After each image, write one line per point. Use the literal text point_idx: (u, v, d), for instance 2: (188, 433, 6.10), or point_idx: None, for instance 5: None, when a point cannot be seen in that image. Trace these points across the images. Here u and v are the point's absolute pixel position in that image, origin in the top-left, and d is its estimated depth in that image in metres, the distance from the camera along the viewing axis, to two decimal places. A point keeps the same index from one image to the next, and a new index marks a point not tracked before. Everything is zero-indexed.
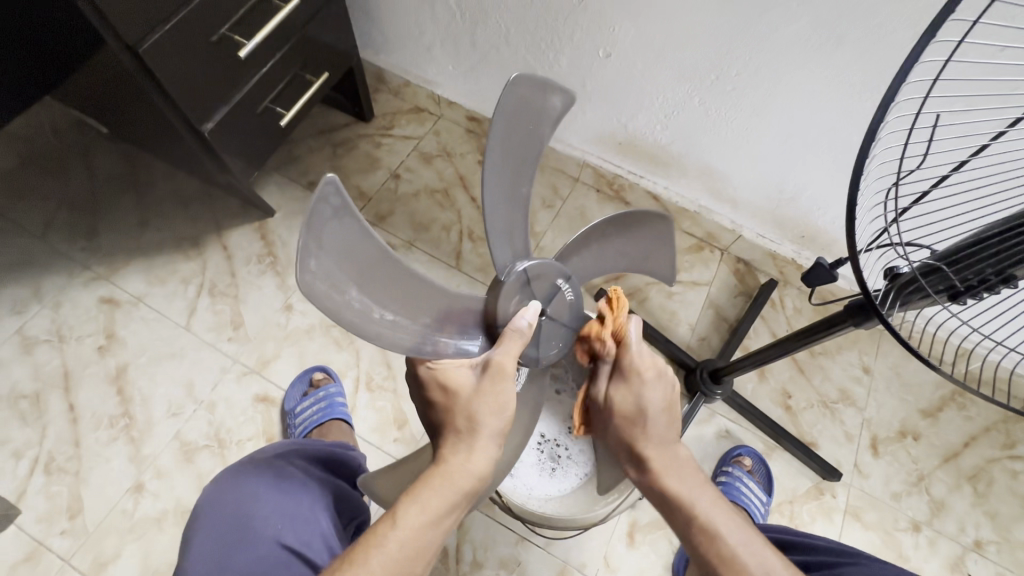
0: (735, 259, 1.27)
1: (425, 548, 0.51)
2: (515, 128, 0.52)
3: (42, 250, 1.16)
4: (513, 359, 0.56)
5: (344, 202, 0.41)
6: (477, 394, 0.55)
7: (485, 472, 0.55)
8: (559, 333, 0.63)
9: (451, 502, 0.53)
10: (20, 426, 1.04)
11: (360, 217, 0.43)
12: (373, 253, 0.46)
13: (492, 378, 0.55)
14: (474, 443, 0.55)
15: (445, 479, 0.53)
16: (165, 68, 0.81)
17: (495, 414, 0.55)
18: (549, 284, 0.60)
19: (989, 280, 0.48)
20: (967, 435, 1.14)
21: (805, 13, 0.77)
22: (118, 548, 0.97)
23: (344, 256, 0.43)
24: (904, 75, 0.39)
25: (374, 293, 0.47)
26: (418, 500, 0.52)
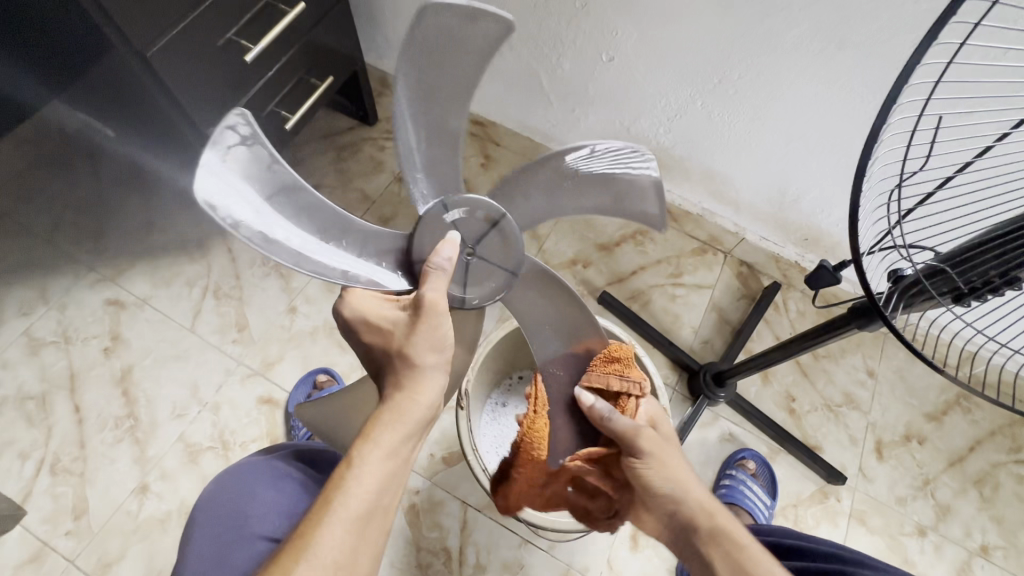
0: (738, 262, 1.25)
1: (388, 488, 0.48)
2: (439, 63, 0.54)
3: (48, 252, 1.16)
4: (445, 298, 0.54)
5: (253, 130, 0.48)
6: (412, 327, 0.52)
7: (434, 402, 0.53)
8: (495, 271, 0.60)
9: (405, 437, 0.50)
10: (26, 427, 1.04)
11: (268, 146, 0.50)
12: (278, 184, 0.51)
13: (423, 315, 0.52)
14: (416, 374, 0.52)
15: (398, 415, 0.50)
16: (171, 71, 0.82)
17: (432, 347, 0.53)
18: (479, 221, 0.58)
19: (995, 282, 0.48)
20: (972, 439, 1.13)
21: (806, 16, 0.77)
22: (123, 549, 0.98)
23: (251, 178, 0.49)
24: (904, 81, 0.39)
25: (287, 217, 0.52)
26: (376, 440, 0.49)
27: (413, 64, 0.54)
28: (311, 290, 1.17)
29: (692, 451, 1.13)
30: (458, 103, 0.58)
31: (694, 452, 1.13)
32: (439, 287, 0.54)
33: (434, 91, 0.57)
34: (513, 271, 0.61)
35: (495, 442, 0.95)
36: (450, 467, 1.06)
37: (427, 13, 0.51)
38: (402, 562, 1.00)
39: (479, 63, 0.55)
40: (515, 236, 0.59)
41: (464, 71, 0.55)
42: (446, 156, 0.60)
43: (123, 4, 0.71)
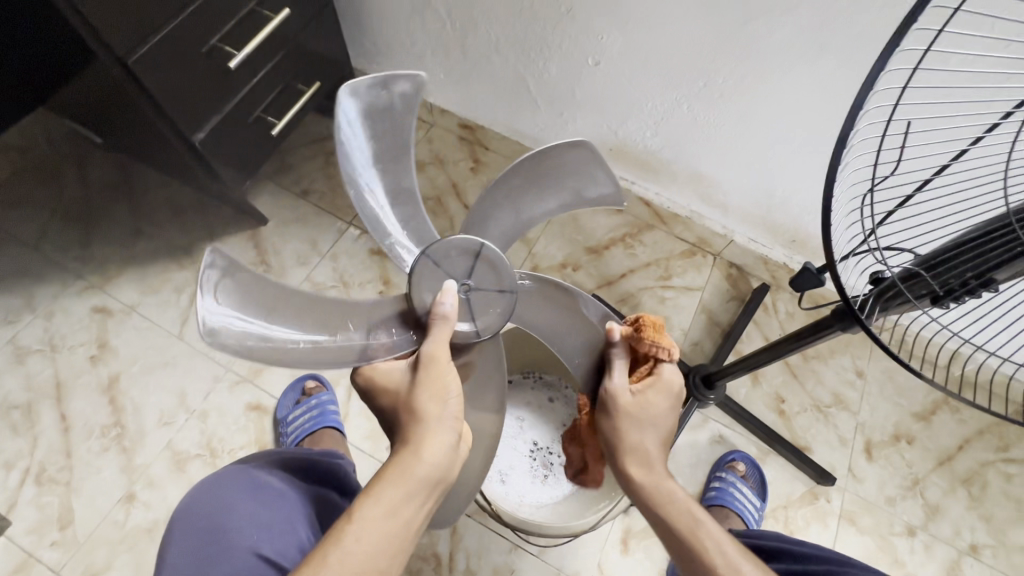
0: (727, 264, 1.26)
1: (386, 543, 0.48)
2: (379, 139, 0.61)
3: (34, 259, 1.16)
4: (444, 346, 0.57)
5: (232, 263, 0.52)
6: (417, 385, 0.55)
7: (444, 460, 0.53)
8: (494, 298, 0.61)
9: (407, 492, 0.51)
10: (11, 437, 1.03)
11: (248, 270, 0.54)
12: (272, 298, 0.56)
13: (425, 369, 0.56)
14: (425, 431, 0.54)
15: (401, 471, 0.51)
16: (155, 79, 0.82)
17: (437, 401, 0.55)
18: (462, 257, 0.60)
19: (969, 284, 0.49)
20: (961, 438, 1.14)
21: (788, 21, 0.78)
22: (110, 559, 0.97)
23: (244, 301, 0.53)
24: (870, 87, 0.39)
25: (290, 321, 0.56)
26: (378, 495, 0.50)
27: (359, 148, 0.61)
28: None
29: (683, 453, 1.13)
30: (403, 163, 0.63)
31: (684, 454, 1.13)
32: (439, 336, 0.57)
33: (380, 160, 0.62)
34: (507, 289, 0.61)
35: None
36: None
37: (346, 98, 0.58)
38: None
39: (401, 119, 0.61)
40: (500, 260, 0.61)
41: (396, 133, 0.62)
42: (416, 214, 0.65)
43: (105, 12, 0.71)
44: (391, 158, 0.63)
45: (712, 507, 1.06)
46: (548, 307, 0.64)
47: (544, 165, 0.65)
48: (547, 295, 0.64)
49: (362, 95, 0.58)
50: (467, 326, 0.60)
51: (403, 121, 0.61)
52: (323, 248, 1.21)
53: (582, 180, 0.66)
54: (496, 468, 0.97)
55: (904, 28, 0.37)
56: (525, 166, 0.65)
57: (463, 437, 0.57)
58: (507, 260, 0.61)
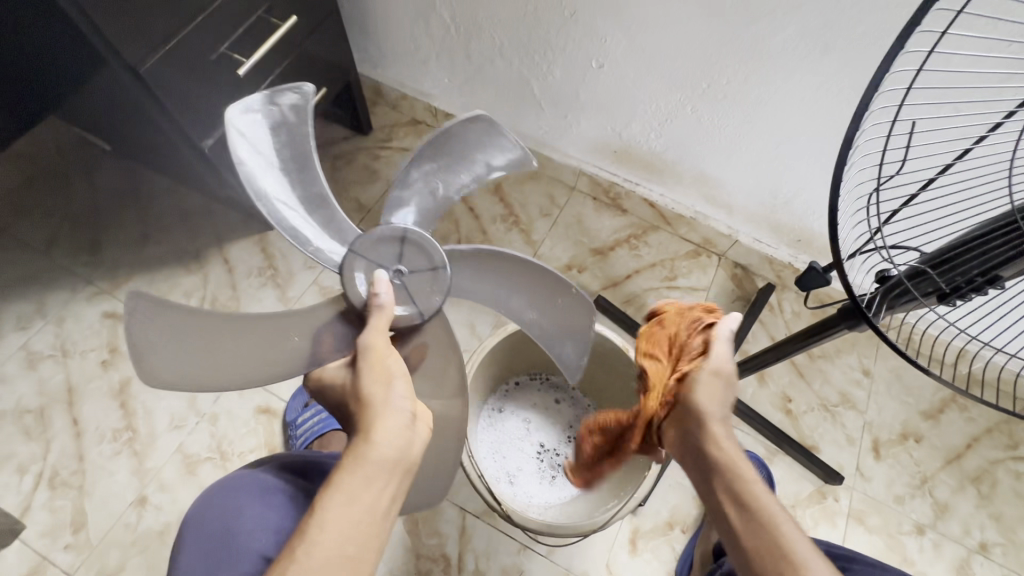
0: (732, 264, 1.26)
1: (354, 532, 0.47)
2: (273, 152, 0.59)
3: (45, 265, 1.17)
4: (381, 337, 0.57)
5: (150, 304, 0.57)
6: (358, 372, 0.56)
7: (397, 442, 0.52)
8: (428, 280, 0.61)
9: (365, 478, 0.50)
10: (24, 441, 1.04)
11: (177, 305, 0.58)
12: (209, 324, 0.59)
13: (364, 357, 0.56)
14: (376, 413, 0.53)
15: (357, 458, 0.50)
16: (164, 87, 0.83)
17: (383, 381, 0.55)
18: (389, 243, 0.61)
19: (976, 281, 0.49)
20: (969, 436, 1.14)
21: (792, 21, 0.78)
22: (122, 562, 0.98)
23: (178, 339, 0.58)
24: (875, 88, 0.40)
25: (229, 347, 0.60)
26: (337, 485, 0.49)
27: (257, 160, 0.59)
28: (308, 299, 1.18)
29: None
30: (302, 168, 0.61)
31: None
32: (376, 328, 0.57)
33: (276, 169, 0.60)
34: (438, 267, 0.61)
35: (491, 446, 0.99)
36: None
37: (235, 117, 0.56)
38: (401, 569, 1.00)
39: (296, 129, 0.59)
40: (424, 242, 0.61)
41: (291, 142, 0.59)
42: (330, 216, 0.62)
43: (117, 22, 0.72)
44: (296, 164, 0.60)
45: None
46: (485, 278, 0.63)
47: (450, 142, 0.74)
48: (479, 269, 0.63)
49: (248, 110, 0.57)
50: (404, 309, 0.60)
51: (300, 131, 0.59)
52: None
53: (485, 144, 0.75)
54: (503, 469, 0.98)
55: (909, 31, 0.38)
56: (428, 146, 0.75)
57: (421, 420, 0.56)
58: (431, 239, 0.61)
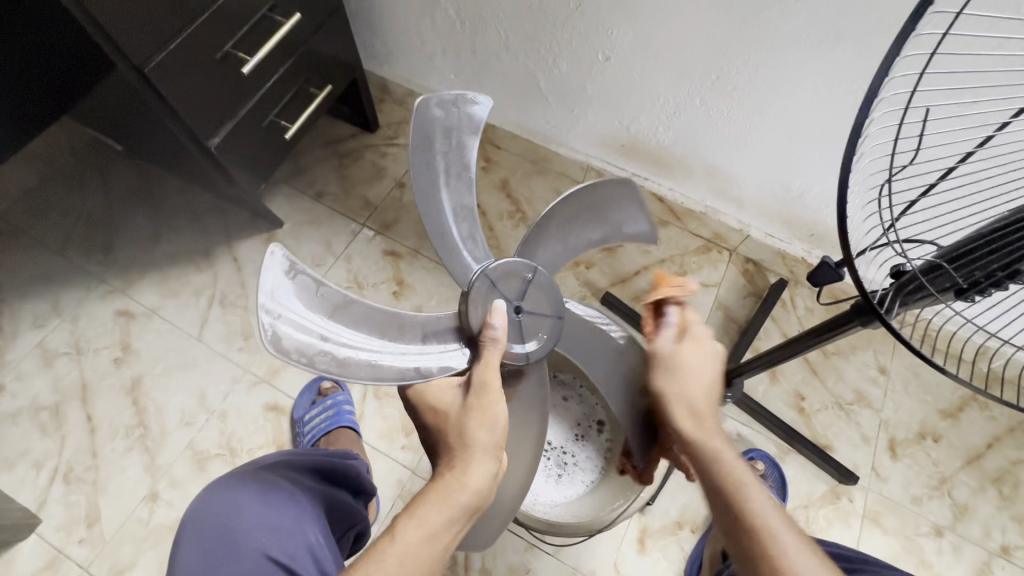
0: (744, 259, 1.23)
1: (422, 567, 0.51)
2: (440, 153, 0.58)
3: (60, 265, 1.19)
4: (494, 374, 0.57)
5: (290, 263, 0.49)
6: (466, 409, 0.56)
7: (485, 492, 0.55)
8: (542, 322, 0.62)
9: (450, 517, 0.53)
10: (40, 437, 1.06)
11: (308, 273, 0.51)
12: (333, 305, 0.53)
13: (476, 396, 0.56)
14: (470, 457, 0.55)
15: (446, 495, 0.53)
16: (170, 86, 0.83)
17: (486, 428, 0.56)
18: (515, 279, 0.61)
19: (995, 277, 0.47)
20: (990, 436, 1.11)
21: (804, 9, 0.76)
22: (135, 556, 0.99)
23: (305, 315, 0.50)
24: (884, 79, 0.39)
25: (353, 335, 0.54)
26: (420, 516, 0.52)
27: (427, 158, 0.58)
28: None
29: None
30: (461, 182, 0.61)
31: None
32: (491, 360, 0.57)
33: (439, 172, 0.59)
34: (555, 316, 0.62)
35: None
36: None
37: (422, 110, 0.55)
38: None
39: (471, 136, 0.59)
40: (549, 289, 0.62)
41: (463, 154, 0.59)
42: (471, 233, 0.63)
43: (123, 25, 0.73)
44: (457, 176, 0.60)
45: None
46: (595, 336, 0.66)
47: (594, 199, 0.64)
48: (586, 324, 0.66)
49: (440, 109, 0.56)
50: (514, 347, 0.61)
51: (469, 141, 0.59)
52: (337, 250, 1.23)
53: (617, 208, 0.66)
54: None
55: (918, 17, 0.36)
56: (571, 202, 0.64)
57: (502, 466, 0.58)
58: (556, 288, 0.62)
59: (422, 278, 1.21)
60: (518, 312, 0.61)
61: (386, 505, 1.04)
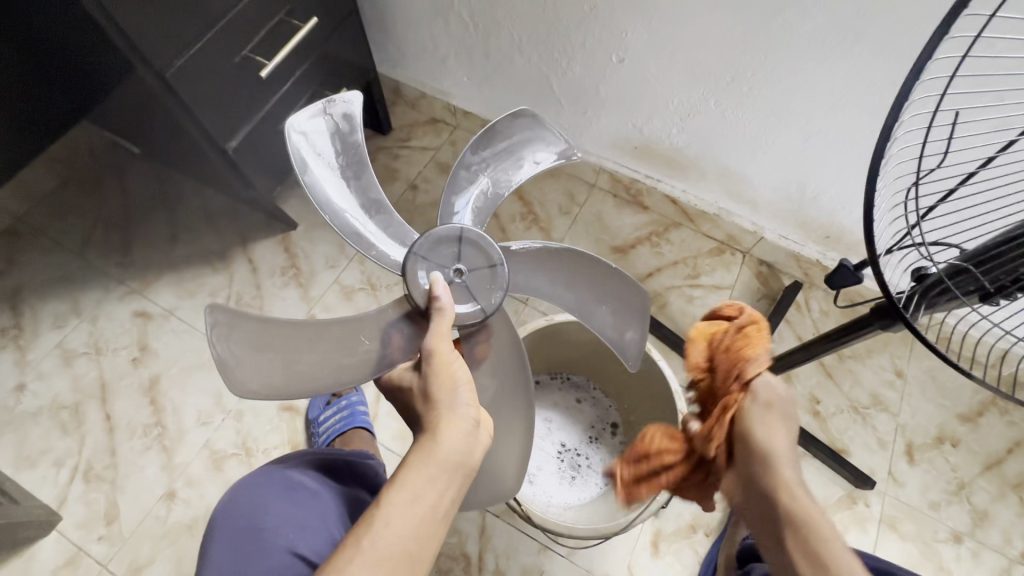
0: (758, 261, 1.24)
1: (412, 531, 0.47)
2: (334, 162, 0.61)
3: (80, 266, 1.21)
4: (443, 337, 0.56)
5: (226, 315, 0.55)
6: (429, 376, 0.54)
7: (463, 449, 0.52)
8: (488, 275, 0.60)
9: (430, 478, 0.50)
10: (61, 436, 1.08)
11: (250, 316, 0.56)
12: (286, 334, 0.58)
13: (431, 360, 0.55)
14: (444, 416, 0.53)
15: (426, 456, 0.50)
16: (190, 91, 0.84)
17: (449, 385, 0.54)
18: (444, 244, 0.60)
19: (1020, 280, 0.47)
20: (1010, 441, 1.09)
21: (822, 11, 0.75)
22: (153, 554, 1.01)
23: (261, 351, 0.56)
24: (912, 82, 0.39)
25: (312, 354, 0.58)
26: (402, 482, 0.49)
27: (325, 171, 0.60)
28: (329, 298, 1.20)
29: None
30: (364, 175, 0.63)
31: None
32: (434, 325, 0.56)
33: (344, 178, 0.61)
34: (495, 263, 0.60)
35: None
36: None
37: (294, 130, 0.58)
38: None
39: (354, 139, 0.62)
40: (480, 240, 0.60)
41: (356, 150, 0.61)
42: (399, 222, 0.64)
43: (145, 30, 0.74)
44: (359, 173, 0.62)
45: None
46: (548, 276, 0.64)
47: (497, 139, 0.66)
48: (535, 259, 0.63)
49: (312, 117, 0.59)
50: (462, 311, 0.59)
51: (352, 139, 0.62)
52: (350, 251, 1.24)
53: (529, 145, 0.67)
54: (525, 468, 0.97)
55: (947, 21, 0.36)
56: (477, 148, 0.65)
57: (480, 422, 0.55)
58: (487, 236, 0.60)
59: None
60: (456, 274, 0.59)
61: None
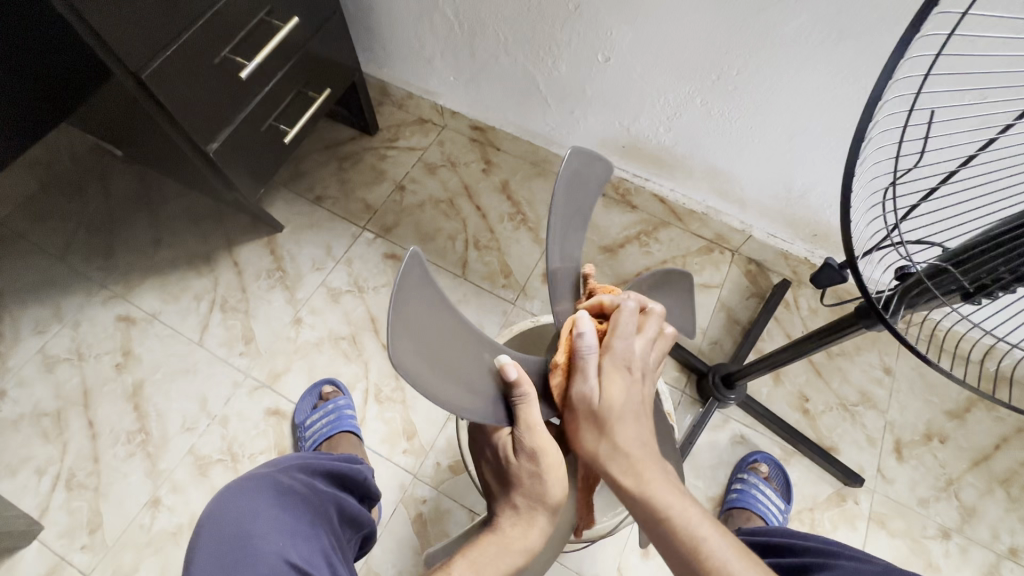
0: (746, 260, 1.24)
1: None
2: (575, 198, 0.59)
3: (62, 270, 1.19)
4: (546, 437, 0.55)
5: (428, 270, 0.46)
6: (538, 472, 0.57)
7: (538, 549, 0.57)
8: None
9: (503, 569, 0.55)
10: (42, 443, 1.06)
11: (435, 285, 0.48)
12: (444, 320, 0.49)
13: (531, 460, 0.56)
14: (533, 519, 0.58)
15: (501, 547, 0.56)
16: (168, 92, 0.83)
17: (555, 484, 0.57)
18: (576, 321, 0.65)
19: (1001, 279, 0.46)
20: (997, 437, 1.10)
21: (806, 7, 0.75)
22: (136, 562, 0.99)
23: (424, 328, 0.46)
24: (885, 83, 0.38)
25: (454, 365, 0.49)
26: (468, 561, 0.56)
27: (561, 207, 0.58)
28: (315, 301, 1.18)
29: (702, 454, 1.10)
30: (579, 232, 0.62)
31: (705, 455, 1.10)
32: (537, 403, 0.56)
33: (569, 220, 0.60)
34: None
35: None
36: (456, 476, 1.06)
37: (576, 157, 0.57)
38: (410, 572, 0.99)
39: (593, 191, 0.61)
40: None
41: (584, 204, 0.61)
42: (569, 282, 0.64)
43: (119, 32, 0.73)
44: (573, 225, 0.61)
45: (733, 509, 1.03)
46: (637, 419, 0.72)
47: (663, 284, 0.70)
48: None
49: (593, 164, 0.59)
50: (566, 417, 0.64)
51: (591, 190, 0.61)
52: (337, 254, 1.23)
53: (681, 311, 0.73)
54: None
55: (919, 19, 0.35)
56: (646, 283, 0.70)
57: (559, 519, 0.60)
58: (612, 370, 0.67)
59: None
60: None
61: (387, 510, 1.04)
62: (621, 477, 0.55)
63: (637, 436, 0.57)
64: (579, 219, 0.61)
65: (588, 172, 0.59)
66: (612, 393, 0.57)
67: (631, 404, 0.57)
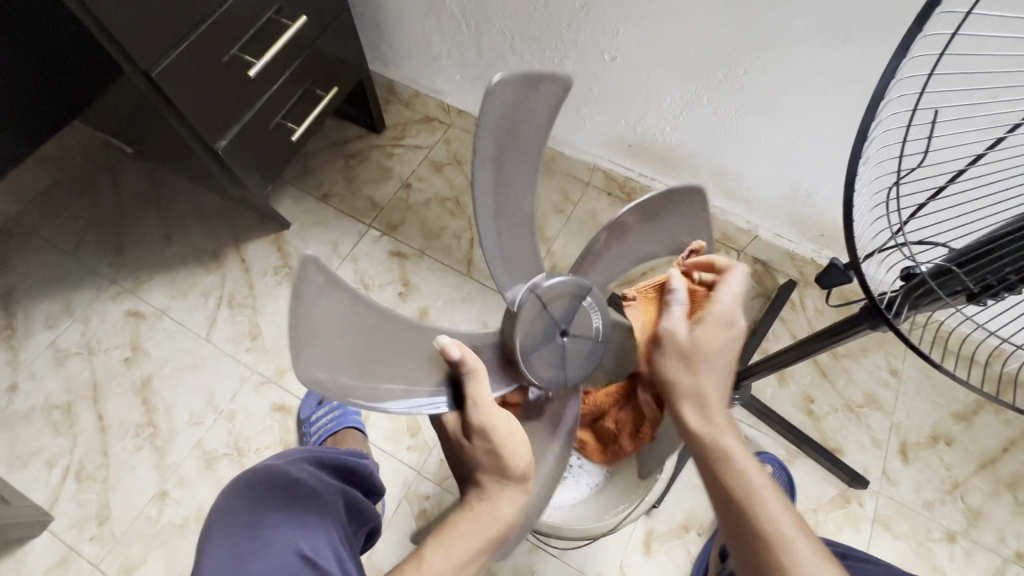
0: (753, 259, 1.22)
1: None
2: (508, 142, 0.51)
3: (73, 265, 1.21)
4: (492, 413, 0.53)
5: (328, 276, 0.42)
6: (493, 449, 0.54)
7: (511, 519, 0.56)
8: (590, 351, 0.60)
9: (477, 544, 0.55)
10: (53, 436, 1.08)
11: (347, 287, 0.44)
12: (365, 319, 0.47)
13: (484, 439, 0.54)
14: (502, 491, 0.56)
15: (474, 524, 0.56)
16: (177, 90, 0.84)
17: (514, 454, 0.55)
18: (569, 301, 0.58)
19: (1007, 280, 0.46)
20: (1005, 440, 1.09)
21: (812, 6, 0.75)
22: (144, 554, 1.00)
23: (335, 335, 0.44)
24: (890, 81, 0.38)
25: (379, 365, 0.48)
26: (441, 541, 0.56)
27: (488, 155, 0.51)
28: None
29: None
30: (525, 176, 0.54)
31: None
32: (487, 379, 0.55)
33: (504, 171, 0.53)
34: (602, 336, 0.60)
35: None
36: None
37: (494, 93, 0.47)
38: None
39: (537, 127, 0.52)
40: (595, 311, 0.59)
41: (524, 145, 0.53)
42: (524, 243, 0.59)
43: (130, 30, 0.74)
44: (512, 172, 0.54)
45: None
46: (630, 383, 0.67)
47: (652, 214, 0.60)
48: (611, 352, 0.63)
49: (526, 90, 0.49)
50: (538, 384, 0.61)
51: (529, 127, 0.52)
52: (343, 251, 1.23)
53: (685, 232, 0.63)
54: None
55: (923, 17, 0.35)
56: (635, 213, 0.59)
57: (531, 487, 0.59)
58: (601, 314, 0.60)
59: (429, 279, 1.22)
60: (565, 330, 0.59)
61: (391, 505, 1.05)
62: (689, 414, 0.54)
63: (719, 384, 0.54)
64: (521, 164, 0.54)
65: (516, 105, 0.49)
66: (703, 338, 0.54)
67: (723, 356, 0.54)
